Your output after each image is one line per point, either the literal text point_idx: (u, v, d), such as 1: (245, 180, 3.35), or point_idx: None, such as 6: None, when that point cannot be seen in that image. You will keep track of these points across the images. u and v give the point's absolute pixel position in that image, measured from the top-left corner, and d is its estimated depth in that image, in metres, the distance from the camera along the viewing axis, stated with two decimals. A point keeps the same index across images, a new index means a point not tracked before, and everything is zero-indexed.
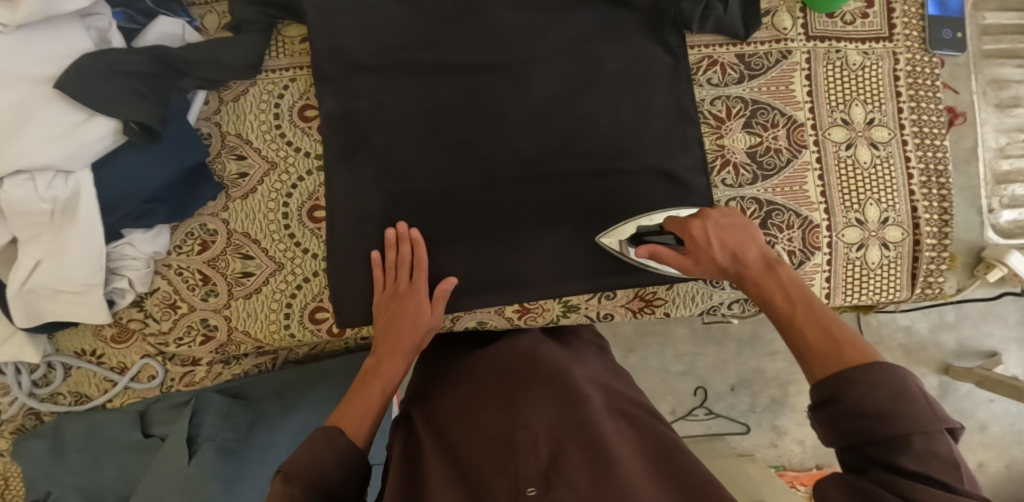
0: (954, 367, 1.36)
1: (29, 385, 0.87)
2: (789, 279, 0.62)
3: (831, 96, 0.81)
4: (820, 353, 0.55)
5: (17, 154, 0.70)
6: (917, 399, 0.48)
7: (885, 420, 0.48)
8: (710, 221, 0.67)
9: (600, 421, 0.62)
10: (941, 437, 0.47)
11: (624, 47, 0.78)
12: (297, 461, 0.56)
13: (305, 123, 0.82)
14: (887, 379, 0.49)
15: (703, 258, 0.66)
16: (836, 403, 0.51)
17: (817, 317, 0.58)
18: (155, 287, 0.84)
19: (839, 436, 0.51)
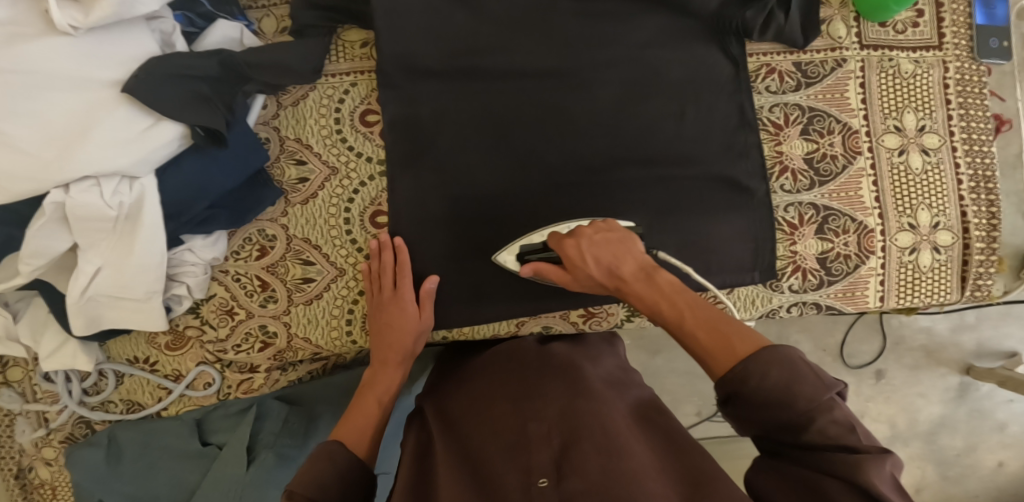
0: (975, 367, 1.39)
1: (79, 393, 0.87)
2: (668, 282, 0.60)
3: (884, 104, 0.83)
4: (717, 351, 0.54)
5: (85, 160, 0.68)
6: (806, 376, 0.50)
7: (787, 405, 0.49)
8: (584, 236, 0.65)
9: (603, 410, 0.61)
10: (833, 401, 0.49)
11: (687, 54, 0.79)
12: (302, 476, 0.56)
13: (367, 128, 0.82)
14: (777, 365, 0.50)
15: (581, 275, 0.65)
16: (741, 397, 0.51)
17: (701, 318, 0.56)
18: (211, 293, 0.83)
19: (758, 425, 0.52)
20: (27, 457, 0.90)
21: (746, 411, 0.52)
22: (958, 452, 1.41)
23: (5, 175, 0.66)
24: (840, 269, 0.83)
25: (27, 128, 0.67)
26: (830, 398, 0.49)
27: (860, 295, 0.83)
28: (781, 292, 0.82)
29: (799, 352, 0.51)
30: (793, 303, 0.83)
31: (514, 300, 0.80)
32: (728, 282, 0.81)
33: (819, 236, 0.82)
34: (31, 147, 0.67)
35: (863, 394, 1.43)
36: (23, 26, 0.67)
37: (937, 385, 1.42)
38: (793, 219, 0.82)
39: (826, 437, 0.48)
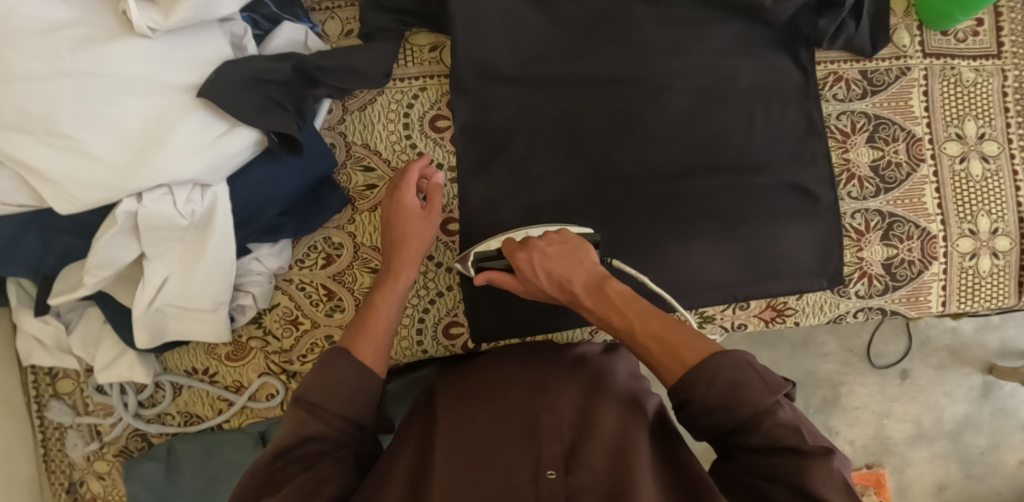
0: (998, 366, 1.36)
1: (135, 406, 0.85)
2: (619, 295, 0.61)
3: (947, 112, 0.84)
4: (665, 361, 0.55)
5: (159, 167, 0.66)
6: (753, 382, 0.50)
7: (727, 409, 0.50)
8: (537, 248, 0.65)
9: (615, 420, 0.59)
10: (776, 406, 0.50)
11: (758, 62, 0.80)
12: (308, 388, 0.56)
13: (437, 134, 0.81)
14: (724, 367, 0.51)
15: (534, 287, 0.66)
16: (690, 404, 0.52)
17: (650, 329, 0.57)
18: (274, 303, 0.81)
19: (705, 430, 0.53)
20: (78, 470, 0.88)
21: (699, 418, 0.52)
22: (981, 450, 1.37)
23: (79, 183, 0.64)
24: (905, 274, 0.83)
25: (100, 134, 0.64)
26: (775, 404, 0.50)
27: (923, 299, 0.84)
28: (848, 297, 0.83)
29: (749, 356, 0.52)
30: (859, 308, 0.84)
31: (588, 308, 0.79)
32: (801, 288, 0.81)
33: (884, 242, 0.83)
34: (103, 154, 0.64)
35: (889, 394, 1.38)
36: (96, 27, 0.64)
37: (961, 384, 1.38)
38: (860, 226, 0.82)
39: (768, 437, 0.49)
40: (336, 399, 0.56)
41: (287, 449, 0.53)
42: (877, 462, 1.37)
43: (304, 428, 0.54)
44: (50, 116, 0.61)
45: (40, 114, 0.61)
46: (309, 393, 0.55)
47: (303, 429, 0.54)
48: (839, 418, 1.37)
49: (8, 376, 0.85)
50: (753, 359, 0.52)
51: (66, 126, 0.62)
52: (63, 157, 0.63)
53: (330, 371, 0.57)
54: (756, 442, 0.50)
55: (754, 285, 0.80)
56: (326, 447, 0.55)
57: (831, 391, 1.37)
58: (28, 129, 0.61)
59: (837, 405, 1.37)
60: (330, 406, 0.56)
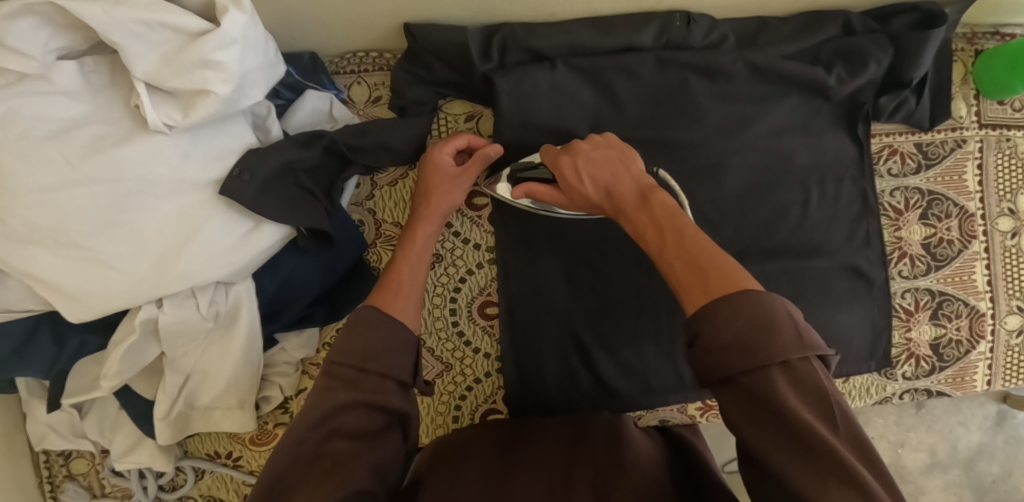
0: (1013, 395, 1.27)
1: (155, 490, 0.82)
2: (661, 206, 0.53)
3: (1001, 185, 0.81)
4: (689, 287, 0.45)
5: (184, 272, 0.61)
6: (783, 330, 0.40)
7: (748, 350, 0.40)
8: (580, 153, 0.63)
9: (646, 488, 0.54)
10: (802, 362, 0.40)
11: (816, 139, 0.77)
12: (340, 351, 0.51)
13: (475, 213, 0.79)
14: (753, 306, 0.41)
15: (577, 196, 0.63)
16: (698, 343, 0.42)
17: (684, 246, 0.48)
18: (300, 388, 0.78)
19: (706, 377, 0.42)
20: None
21: (699, 363, 0.42)
22: (993, 478, 1.29)
23: (96, 294, 0.59)
24: (952, 355, 0.81)
25: (118, 241, 0.58)
26: (801, 361, 0.40)
27: (968, 379, 0.82)
28: (895, 380, 0.81)
29: (788, 304, 0.42)
30: (906, 390, 0.82)
31: (633, 395, 0.77)
32: (847, 373, 0.79)
33: (932, 322, 0.80)
34: (122, 263, 0.59)
35: (905, 424, 1.30)
36: (110, 124, 0.58)
37: (976, 412, 1.29)
38: (909, 305, 0.80)
39: (764, 396, 0.39)
40: (372, 360, 0.51)
41: (321, 422, 0.49)
42: None
43: (334, 399, 0.49)
44: (63, 226, 0.56)
45: (52, 225, 0.56)
46: (342, 357, 0.51)
47: (333, 399, 0.49)
48: None
49: (17, 461, 0.81)
50: (792, 309, 0.42)
51: (82, 236, 0.57)
52: (80, 267, 0.58)
53: (367, 331, 0.53)
54: (754, 405, 0.39)
55: None
56: (363, 420, 0.50)
57: None
58: (40, 241, 0.56)
59: None
60: (368, 368, 0.51)
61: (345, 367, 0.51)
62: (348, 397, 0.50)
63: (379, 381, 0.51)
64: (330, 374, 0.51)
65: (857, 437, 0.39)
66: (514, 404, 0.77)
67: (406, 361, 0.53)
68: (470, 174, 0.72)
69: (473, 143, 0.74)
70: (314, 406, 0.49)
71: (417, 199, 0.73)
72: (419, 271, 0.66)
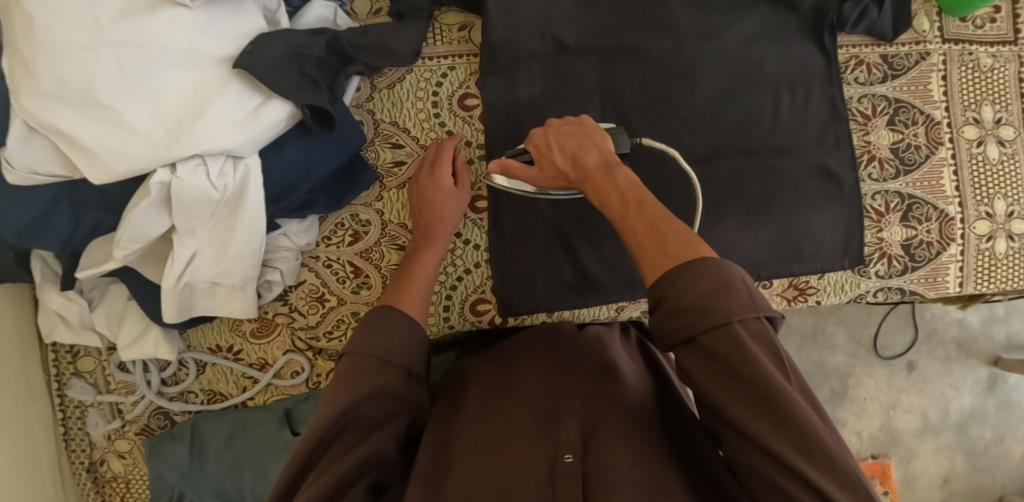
0: (1004, 359, 1.33)
1: (158, 383, 0.85)
2: (625, 180, 0.58)
3: (965, 96, 0.86)
4: (649, 253, 0.51)
5: (196, 138, 0.65)
6: (738, 292, 0.45)
7: (705, 312, 0.45)
8: (551, 128, 0.66)
9: (623, 404, 0.58)
10: (755, 321, 0.45)
11: (785, 48, 0.83)
12: (360, 348, 0.58)
13: (466, 112, 0.83)
14: (710, 271, 0.46)
15: (547, 165, 0.64)
16: (662, 305, 0.47)
17: (645, 213, 0.53)
18: (300, 279, 0.82)
19: (666, 338, 0.47)
20: (98, 449, 0.89)
21: (666, 336, 0.47)
22: (986, 443, 1.35)
23: (114, 152, 0.63)
24: (923, 255, 0.84)
25: (138, 103, 0.63)
26: (755, 320, 0.45)
27: (940, 280, 0.85)
28: (869, 278, 0.85)
29: (743, 273, 0.47)
30: (880, 288, 0.85)
31: (614, 286, 0.81)
32: (822, 268, 0.83)
33: (903, 224, 0.84)
34: (141, 125, 0.64)
35: (895, 386, 1.36)
36: None
37: (967, 377, 1.35)
38: (880, 207, 0.84)
39: (725, 352, 0.44)
40: (392, 353, 0.58)
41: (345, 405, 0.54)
42: (885, 453, 1.35)
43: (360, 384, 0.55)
44: (90, 85, 0.61)
45: (80, 83, 0.60)
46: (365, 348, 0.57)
47: (360, 385, 0.55)
48: (847, 409, 1.35)
49: (28, 353, 0.85)
50: (747, 276, 0.47)
51: (106, 95, 0.61)
52: (103, 127, 0.62)
53: (389, 327, 0.60)
54: (709, 357, 0.44)
55: (778, 266, 0.82)
56: (377, 401, 0.56)
57: (840, 383, 1.35)
58: (68, 99, 0.61)
59: (845, 397, 1.35)
60: (390, 358, 0.58)
61: (365, 357, 0.57)
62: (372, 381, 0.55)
63: (397, 372, 0.58)
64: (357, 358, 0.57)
65: (803, 384, 0.45)
66: (502, 292, 0.81)
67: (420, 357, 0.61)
68: (465, 185, 0.79)
69: (457, 157, 0.80)
70: (342, 390, 0.55)
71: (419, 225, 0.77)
72: (427, 292, 0.69)
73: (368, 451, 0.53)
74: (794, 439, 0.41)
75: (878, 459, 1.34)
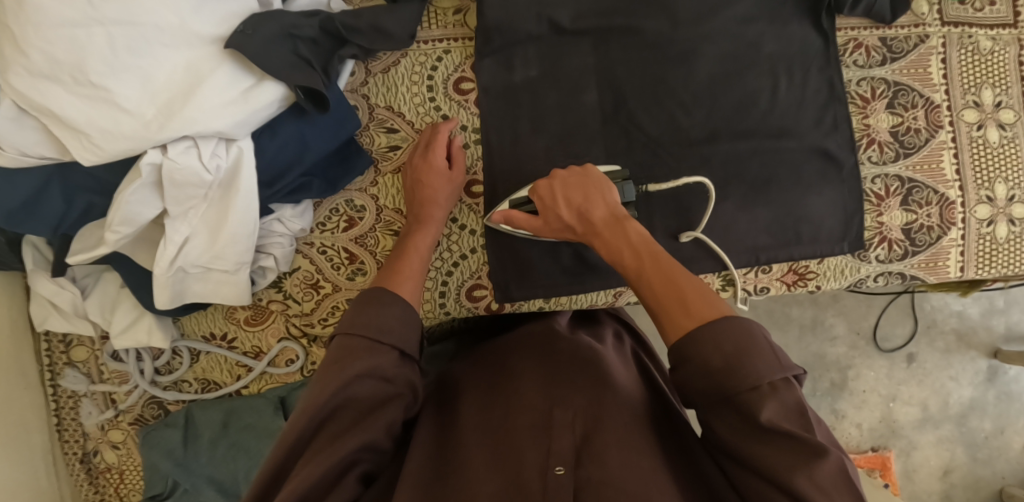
0: (1004, 351, 1.33)
1: (151, 372, 0.85)
2: (636, 235, 0.61)
3: (965, 79, 0.85)
4: (669, 309, 0.53)
5: (187, 119, 0.65)
6: (763, 353, 0.48)
7: (733, 373, 0.47)
8: (556, 178, 0.68)
9: (617, 412, 0.57)
10: (784, 384, 0.47)
11: (782, 29, 0.82)
12: (355, 325, 0.58)
13: (462, 96, 0.82)
14: (734, 333, 0.49)
15: (552, 218, 0.68)
16: (688, 366, 0.50)
17: (660, 268, 0.57)
18: (295, 267, 0.81)
19: (697, 396, 0.50)
20: (91, 440, 0.88)
21: (693, 385, 0.50)
22: (986, 435, 1.34)
23: (105, 132, 0.63)
24: (924, 240, 0.84)
25: (129, 83, 0.63)
26: (782, 381, 0.48)
27: (941, 265, 0.85)
28: (869, 262, 0.84)
29: (766, 333, 0.50)
30: (881, 273, 0.85)
31: (612, 271, 0.80)
32: (821, 253, 0.83)
33: (903, 208, 0.83)
34: (132, 106, 0.63)
35: (895, 378, 1.35)
36: None
37: (967, 368, 1.34)
38: (880, 191, 0.83)
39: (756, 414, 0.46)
40: (386, 333, 0.58)
41: (336, 391, 0.53)
42: (885, 445, 1.34)
43: (350, 371, 0.54)
44: (80, 63, 0.60)
45: (71, 62, 0.60)
46: (358, 329, 0.57)
47: (349, 370, 0.54)
48: (847, 401, 1.35)
49: (21, 343, 0.84)
50: (768, 335, 0.50)
51: (97, 74, 0.61)
52: (94, 107, 0.62)
53: (376, 308, 0.59)
54: (741, 417, 0.47)
55: (777, 250, 0.82)
56: (369, 390, 0.55)
57: (839, 375, 1.35)
58: (59, 78, 0.60)
59: (844, 388, 1.35)
60: (382, 339, 0.57)
61: (359, 339, 0.57)
62: (363, 367, 0.55)
63: (389, 353, 0.58)
64: (348, 344, 0.57)
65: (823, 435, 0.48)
66: (500, 276, 0.80)
67: (413, 336, 0.60)
68: (461, 168, 0.78)
69: (452, 141, 0.79)
70: (331, 377, 0.54)
71: (412, 206, 0.77)
72: (419, 276, 0.69)
73: (362, 438, 0.53)
74: (815, 487, 0.44)
75: (878, 451, 1.33)
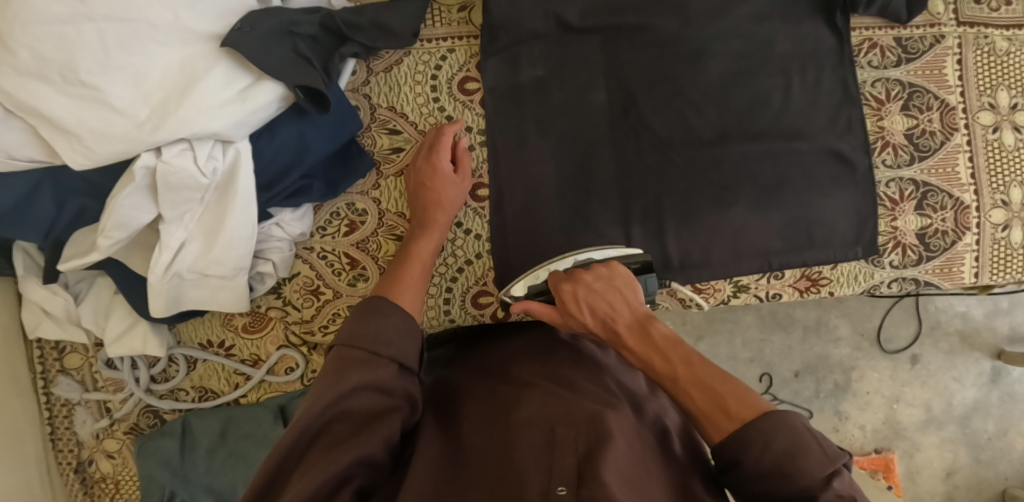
0: (1008, 352, 1.31)
1: (147, 380, 0.82)
2: (662, 338, 0.59)
3: (980, 80, 0.83)
4: (711, 415, 0.52)
5: (181, 119, 0.62)
6: (811, 449, 0.47)
7: (787, 477, 0.47)
8: (580, 282, 0.65)
9: (624, 433, 0.54)
10: (836, 474, 0.47)
11: (795, 28, 0.80)
12: (353, 335, 0.56)
13: (467, 97, 0.80)
14: (781, 432, 0.48)
15: (574, 323, 0.65)
16: (740, 465, 0.50)
17: (694, 374, 0.55)
18: (295, 272, 0.79)
19: (750, 493, 0.50)
20: (86, 449, 0.85)
21: (746, 484, 0.50)
22: (989, 436, 1.33)
23: (96, 134, 0.60)
24: (938, 245, 0.82)
25: (121, 82, 0.60)
26: (832, 472, 0.47)
27: (956, 270, 0.83)
28: (883, 268, 0.82)
29: (809, 426, 0.49)
30: (894, 279, 0.83)
31: None
32: (835, 258, 0.81)
33: (918, 212, 0.81)
34: (125, 105, 0.61)
35: (899, 379, 1.34)
36: None
37: (971, 369, 1.33)
38: (895, 195, 0.81)
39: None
40: (384, 345, 0.57)
41: (331, 404, 0.51)
42: (888, 447, 1.33)
43: (347, 384, 0.52)
44: (69, 61, 0.58)
45: (59, 59, 0.57)
46: (357, 341, 0.56)
47: (347, 382, 0.52)
48: (850, 403, 1.33)
49: (13, 349, 0.82)
50: (809, 424, 0.50)
51: (87, 73, 0.58)
52: (84, 107, 0.60)
53: (376, 317, 0.58)
54: None
55: (789, 255, 0.80)
56: (366, 403, 0.53)
57: (843, 376, 1.33)
58: (47, 77, 0.58)
59: (848, 390, 1.33)
60: (381, 351, 0.56)
61: (357, 350, 0.55)
62: (360, 379, 0.53)
63: (388, 365, 0.56)
64: (345, 356, 0.55)
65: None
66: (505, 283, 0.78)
67: (411, 347, 0.59)
68: (467, 171, 0.76)
69: (458, 143, 0.76)
70: (327, 388, 0.52)
71: (415, 210, 0.74)
72: (421, 283, 0.67)
73: (356, 453, 0.49)
74: None
75: (882, 453, 1.32)
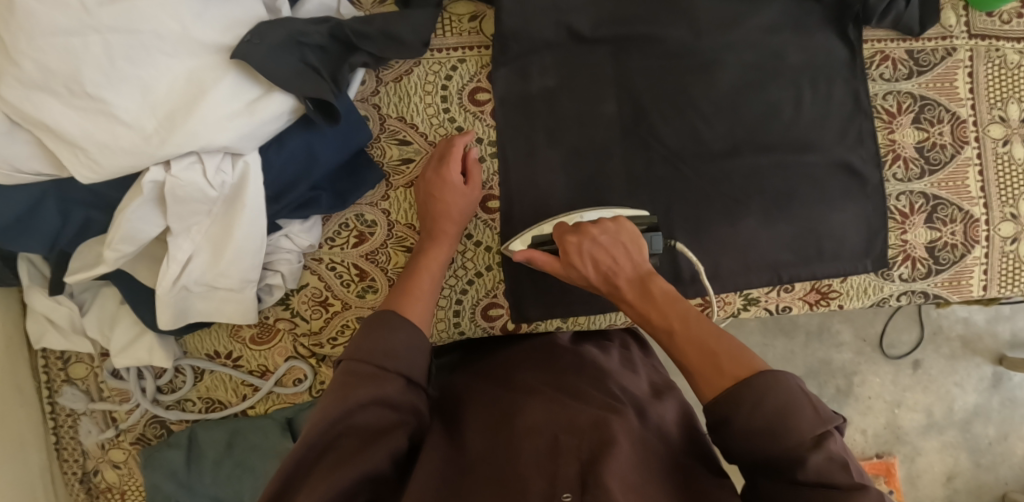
0: (1009, 357, 1.32)
1: (153, 391, 0.82)
2: (663, 294, 0.59)
3: (991, 93, 0.82)
4: (705, 375, 0.52)
5: (189, 131, 0.61)
6: (804, 412, 0.47)
7: (774, 436, 0.47)
8: (586, 234, 0.63)
9: (631, 440, 0.53)
10: (827, 436, 0.46)
11: (807, 40, 0.80)
12: (359, 350, 0.55)
13: (477, 107, 0.79)
14: (773, 391, 0.48)
15: (576, 275, 0.64)
16: (729, 425, 0.49)
17: (690, 335, 0.55)
18: (303, 283, 0.78)
19: (740, 456, 0.50)
20: (91, 459, 0.85)
21: (733, 443, 0.49)
22: (990, 441, 1.33)
23: (102, 147, 0.59)
24: (947, 258, 0.82)
25: (128, 94, 0.59)
26: (823, 434, 0.46)
27: (964, 283, 0.83)
28: (892, 281, 0.82)
29: (802, 386, 0.49)
30: (904, 292, 0.83)
31: None
32: (845, 271, 0.81)
33: (927, 225, 0.81)
34: (132, 118, 0.60)
35: (900, 384, 1.34)
36: None
37: (972, 374, 1.34)
38: (904, 208, 0.81)
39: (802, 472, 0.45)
40: (391, 359, 0.56)
41: (338, 420, 0.51)
42: (889, 451, 1.33)
43: (354, 399, 0.51)
44: (76, 73, 0.57)
45: (66, 72, 0.56)
46: (363, 355, 0.55)
47: (355, 396, 0.52)
48: (852, 408, 1.34)
49: (17, 359, 0.81)
50: (804, 385, 0.49)
51: (94, 86, 0.58)
52: (90, 120, 0.59)
53: (383, 331, 0.57)
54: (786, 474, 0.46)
55: (799, 267, 0.80)
56: (373, 418, 0.53)
57: (845, 381, 1.33)
58: (53, 89, 0.57)
59: (850, 395, 1.34)
60: (387, 366, 0.55)
61: (363, 365, 0.54)
62: (368, 395, 0.52)
63: (395, 379, 0.55)
64: (351, 371, 0.54)
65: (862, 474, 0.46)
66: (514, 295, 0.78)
67: (420, 362, 0.58)
68: (477, 181, 0.76)
69: (468, 154, 0.76)
70: (334, 404, 0.51)
71: (424, 220, 0.74)
72: (432, 294, 0.67)
73: (363, 467, 0.49)
74: None
75: (883, 458, 1.32)
